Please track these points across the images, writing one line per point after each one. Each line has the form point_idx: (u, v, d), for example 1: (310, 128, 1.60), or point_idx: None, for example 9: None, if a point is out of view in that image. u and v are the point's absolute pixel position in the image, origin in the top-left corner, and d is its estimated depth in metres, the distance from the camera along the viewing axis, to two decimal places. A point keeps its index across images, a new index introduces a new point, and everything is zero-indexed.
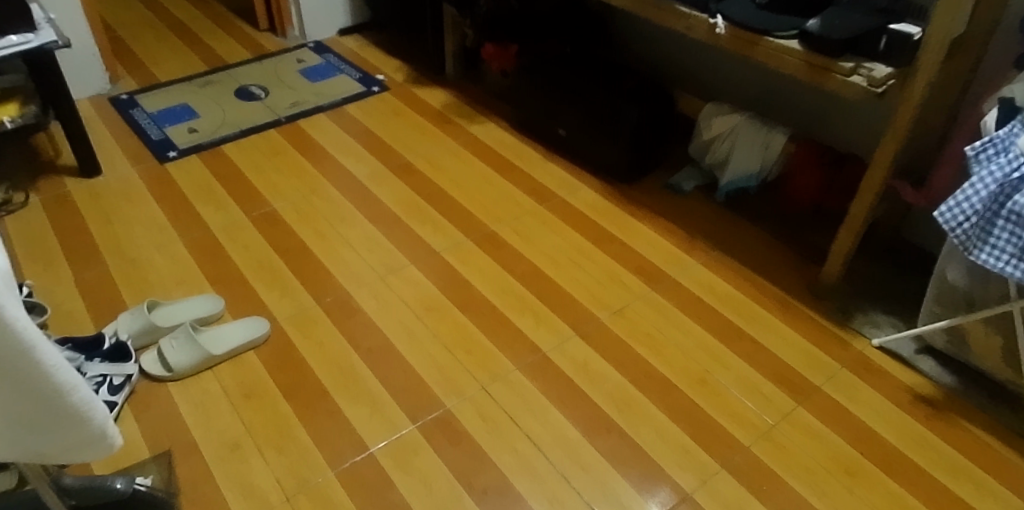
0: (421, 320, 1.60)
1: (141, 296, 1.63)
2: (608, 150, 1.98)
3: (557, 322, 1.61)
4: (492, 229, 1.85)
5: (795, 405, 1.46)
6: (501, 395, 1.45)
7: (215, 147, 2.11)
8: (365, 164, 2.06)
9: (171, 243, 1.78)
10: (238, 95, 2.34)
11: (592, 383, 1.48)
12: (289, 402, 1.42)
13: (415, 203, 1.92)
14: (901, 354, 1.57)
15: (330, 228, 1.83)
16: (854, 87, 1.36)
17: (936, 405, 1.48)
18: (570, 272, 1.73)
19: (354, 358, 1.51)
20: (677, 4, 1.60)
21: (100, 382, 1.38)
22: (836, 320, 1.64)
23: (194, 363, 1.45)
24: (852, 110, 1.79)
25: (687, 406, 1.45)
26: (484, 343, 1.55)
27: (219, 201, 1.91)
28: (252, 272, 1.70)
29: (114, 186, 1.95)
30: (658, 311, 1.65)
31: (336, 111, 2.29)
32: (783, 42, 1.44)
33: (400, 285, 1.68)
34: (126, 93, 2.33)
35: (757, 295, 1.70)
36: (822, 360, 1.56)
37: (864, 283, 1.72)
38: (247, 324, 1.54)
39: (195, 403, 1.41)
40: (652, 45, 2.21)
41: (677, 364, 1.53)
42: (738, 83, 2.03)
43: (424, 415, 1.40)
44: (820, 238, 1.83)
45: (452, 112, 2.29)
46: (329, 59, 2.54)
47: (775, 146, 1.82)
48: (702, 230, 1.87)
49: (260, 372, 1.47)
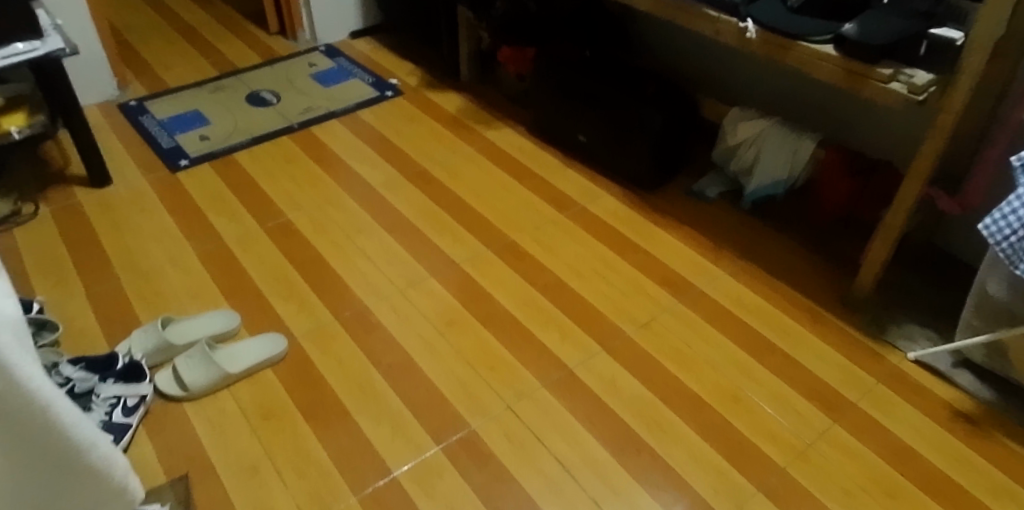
0: (442, 335, 1.55)
1: (154, 311, 1.59)
2: (629, 155, 1.93)
3: (583, 337, 1.56)
4: (513, 239, 1.80)
5: (831, 423, 1.42)
6: (528, 414, 1.40)
7: (227, 154, 2.07)
8: (380, 171, 2.01)
9: (184, 256, 1.73)
10: (249, 101, 2.29)
11: (621, 401, 1.43)
12: (309, 423, 1.37)
13: (433, 212, 1.88)
14: (938, 367, 1.52)
15: (345, 239, 1.79)
16: (894, 94, 1.30)
17: (976, 421, 1.44)
18: (594, 284, 1.69)
19: (374, 376, 1.46)
20: (704, 7, 1.54)
21: (114, 404, 1.34)
22: (869, 333, 1.59)
23: (210, 382, 1.41)
24: (883, 116, 1.73)
25: (720, 424, 1.40)
26: (508, 358, 1.51)
27: (233, 211, 1.87)
28: (267, 285, 1.66)
29: (125, 196, 1.91)
30: (686, 324, 1.60)
31: (349, 116, 2.24)
32: (817, 47, 1.38)
33: (419, 298, 1.63)
34: (135, 99, 2.29)
35: (787, 306, 1.65)
36: (857, 375, 1.51)
37: (896, 293, 1.67)
38: (264, 340, 1.50)
39: (212, 424, 1.37)
40: (673, 47, 2.15)
41: (707, 379, 1.49)
42: (764, 86, 1.96)
43: (449, 436, 1.36)
44: (850, 247, 1.78)
45: (468, 117, 2.24)
46: (340, 63, 2.49)
47: (804, 153, 1.77)
48: (728, 239, 1.82)
49: (279, 391, 1.43)
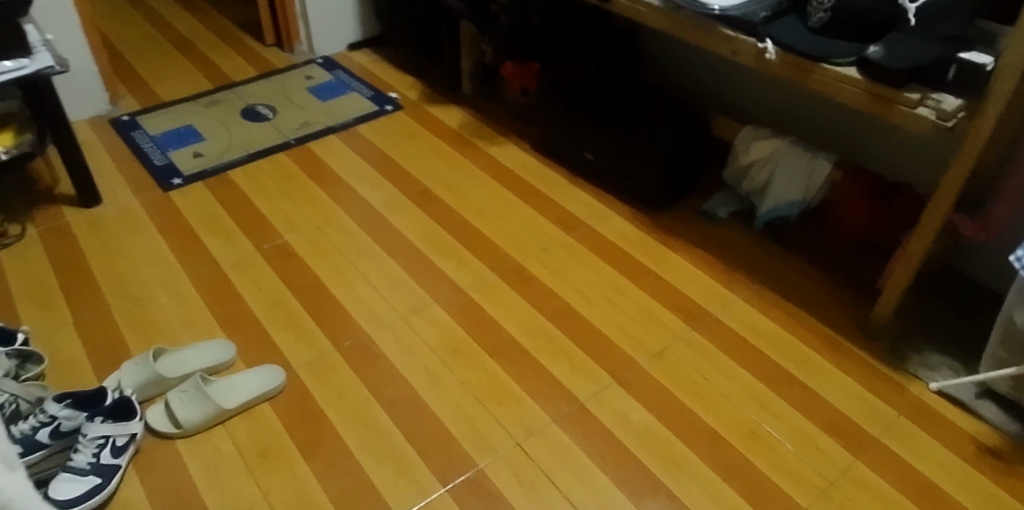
0: (447, 366, 1.49)
1: (146, 340, 1.52)
2: (639, 175, 1.87)
3: (594, 367, 1.50)
4: (519, 262, 1.74)
5: (853, 459, 1.35)
6: (538, 452, 1.34)
7: (222, 172, 2.00)
8: (381, 190, 1.95)
9: (178, 281, 1.67)
10: (244, 115, 2.23)
11: (634, 437, 1.37)
12: (308, 463, 1.31)
13: (436, 234, 1.81)
14: (961, 399, 1.46)
15: (345, 262, 1.72)
16: (922, 120, 1.25)
17: (1003, 457, 1.37)
18: (605, 310, 1.62)
19: (376, 411, 1.39)
20: (721, 26, 1.49)
21: (103, 445, 1.27)
22: (890, 362, 1.53)
23: (204, 419, 1.34)
24: (903, 137, 1.68)
25: (738, 461, 1.34)
26: (517, 391, 1.44)
27: (229, 233, 1.80)
28: (264, 312, 1.59)
29: (116, 217, 1.84)
30: (700, 353, 1.54)
31: (348, 132, 2.17)
32: (840, 70, 1.33)
33: (423, 326, 1.57)
34: (127, 113, 2.22)
35: (803, 333, 1.59)
36: (879, 408, 1.45)
37: (916, 320, 1.61)
38: (261, 372, 1.44)
39: (207, 464, 1.30)
40: (682, 63, 2.10)
41: (724, 414, 1.42)
42: (777, 105, 1.91)
43: (455, 477, 1.29)
44: (867, 271, 1.72)
45: (471, 133, 2.18)
46: (339, 76, 2.43)
47: (819, 174, 1.71)
48: (740, 262, 1.76)
49: (276, 428, 1.36)
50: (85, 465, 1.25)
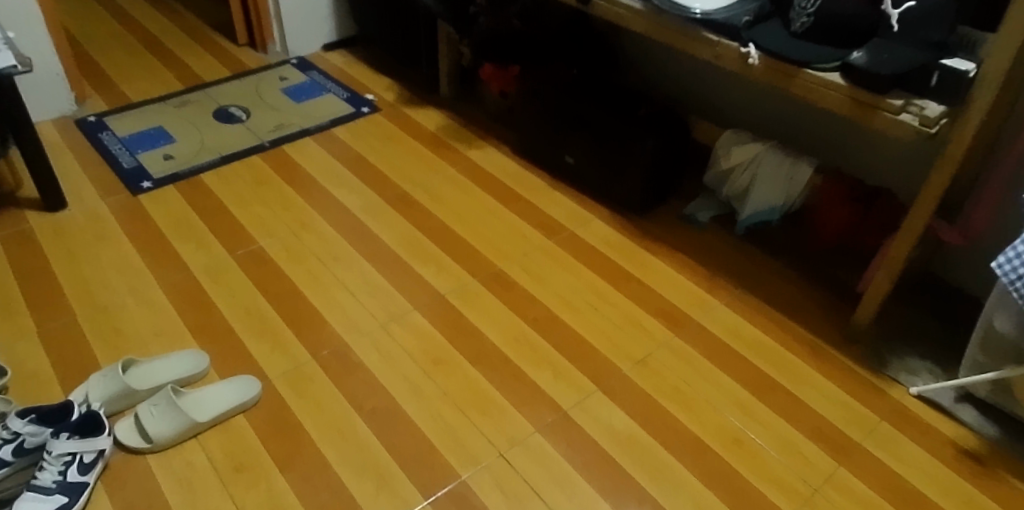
0: (428, 376, 1.46)
1: (114, 351, 1.47)
2: (620, 179, 1.86)
3: (577, 375, 1.48)
4: (500, 268, 1.72)
5: (836, 465, 1.35)
6: (521, 463, 1.32)
7: (193, 175, 1.95)
8: (358, 194, 1.91)
9: (147, 289, 1.61)
10: (217, 117, 2.17)
11: (619, 446, 1.36)
12: (286, 477, 1.27)
13: (415, 240, 1.78)
14: (942, 403, 1.46)
15: (323, 269, 1.68)
16: (904, 126, 1.26)
17: (983, 461, 1.37)
18: (587, 317, 1.61)
19: (355, 422, 1.36)
20: (703, 30, 1.48)
21: (69, 462, 1.22)
22: (871, 367, 1.53)
23: (176, 433, 1.30)
24: (883, 142, 1.68)
25: (723, 469, 1.33)
26: (499, 401, 1.42)
27: (201, 239, 1.75)
28: (239, 321, 1.54)
29: (83, 223, 1.78)
30: (683, 360, 1.53)
31: (323, 134, 2.13)
32: (823, 76, 1.34)
33: (403, 334, 1.54)
34: (94, 114, 2.15)
35: (785, 339, 1.59)
36: (861, 413, 1.44)
37: (897, 325, 1.62)
38: (235, 384, 1.39)
39: (179, 480, 1.26)
40: (663, 67, 2.09)
41: (708, 421, 1.41)
42: (757, 109, 1.91)
43: (436, 489, 1.27)
44: (847, 275, 1.73)
45: (449, 136, 2.15)
46: (313, 77, 2.38)
47: (800, 179, 1.71)
48: (722, 266, 1.75)
49: (252, 441, 1.32)
50: (51, 484, 1.20)
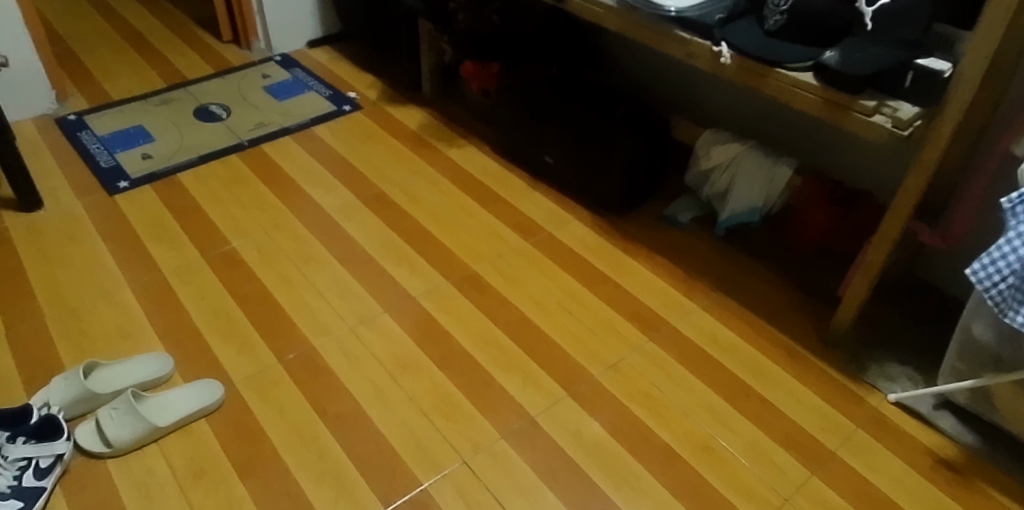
0: (395, 380, 1.44)
1: (80, 353, 1.45)
2: (599, 179, 1.83)
3: (547, 381, 1.46)
4: (474, 270, 1.69)
5: (809, 475, 1.32)
6: (485, 471, 1.30)
7: (170, 175, 1.93)
8: (335, 194, 1.89)
9: (117, 291, 1.60)
10: (197, 115, 2.16)
11: (586, 453, 1.33)
12: (245, 484, 1.25)
13: (390, 241, 1.76)
14: (920, 411, 1.43)
15: (295, 270, 1.67)
16: (877, 128, 1.22)
17: (961, 471, 1.34)
18: (561, 321, 1.58)
19: (318, 427, 1.35)
20: (677, 29, 1.45)
21: (25, 467, 1.21)
22: (848, 373, 1.50)
23: (136, 438, 1.28)
24: (865, 141, 1.66)
25: (691, 478, 1.31)
26: (466, 406, 1.40)
27: (174, 240, 1.74)
28: (207, 324, 1.53)
29: (57, 223, 1.77)
30: (656, 365, 1.50)
31: (303, 133, 2.11)
32: (795, 76, 1.30)
33: (371, 337, 1.52)
34: (74, 113, 2.14)
35: (762, 343, 1.56)
36: (837, 421, 1.41)
37: (877, 329, 1.59)
38: (199, 388, 1.38)
39: (138, 486, 1.24)
40: (646, 64, 2.06)
41: (679, 429, 1.38)
42: (741, 109, 1.88)
43: (397, 497, 1.25)
44: (830, 278, 1.70)
45: (430, 134, 2.13)
46: (296, 75, 2.36)
47: (779, 179, 1.69)
48: (701, 269, 1.72)
49: (213, 447, 1.31)
50: (5, 489, 1.19)
